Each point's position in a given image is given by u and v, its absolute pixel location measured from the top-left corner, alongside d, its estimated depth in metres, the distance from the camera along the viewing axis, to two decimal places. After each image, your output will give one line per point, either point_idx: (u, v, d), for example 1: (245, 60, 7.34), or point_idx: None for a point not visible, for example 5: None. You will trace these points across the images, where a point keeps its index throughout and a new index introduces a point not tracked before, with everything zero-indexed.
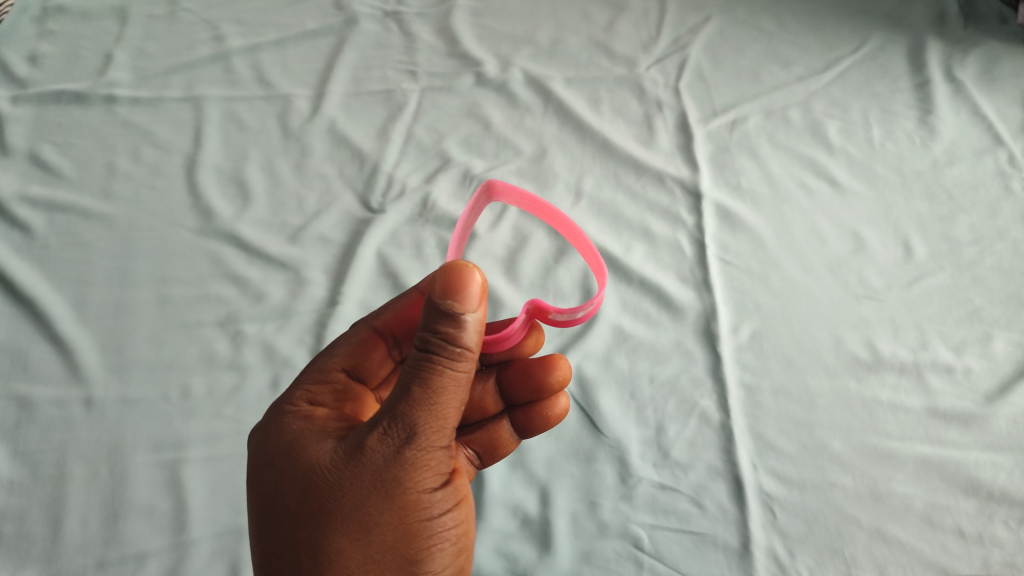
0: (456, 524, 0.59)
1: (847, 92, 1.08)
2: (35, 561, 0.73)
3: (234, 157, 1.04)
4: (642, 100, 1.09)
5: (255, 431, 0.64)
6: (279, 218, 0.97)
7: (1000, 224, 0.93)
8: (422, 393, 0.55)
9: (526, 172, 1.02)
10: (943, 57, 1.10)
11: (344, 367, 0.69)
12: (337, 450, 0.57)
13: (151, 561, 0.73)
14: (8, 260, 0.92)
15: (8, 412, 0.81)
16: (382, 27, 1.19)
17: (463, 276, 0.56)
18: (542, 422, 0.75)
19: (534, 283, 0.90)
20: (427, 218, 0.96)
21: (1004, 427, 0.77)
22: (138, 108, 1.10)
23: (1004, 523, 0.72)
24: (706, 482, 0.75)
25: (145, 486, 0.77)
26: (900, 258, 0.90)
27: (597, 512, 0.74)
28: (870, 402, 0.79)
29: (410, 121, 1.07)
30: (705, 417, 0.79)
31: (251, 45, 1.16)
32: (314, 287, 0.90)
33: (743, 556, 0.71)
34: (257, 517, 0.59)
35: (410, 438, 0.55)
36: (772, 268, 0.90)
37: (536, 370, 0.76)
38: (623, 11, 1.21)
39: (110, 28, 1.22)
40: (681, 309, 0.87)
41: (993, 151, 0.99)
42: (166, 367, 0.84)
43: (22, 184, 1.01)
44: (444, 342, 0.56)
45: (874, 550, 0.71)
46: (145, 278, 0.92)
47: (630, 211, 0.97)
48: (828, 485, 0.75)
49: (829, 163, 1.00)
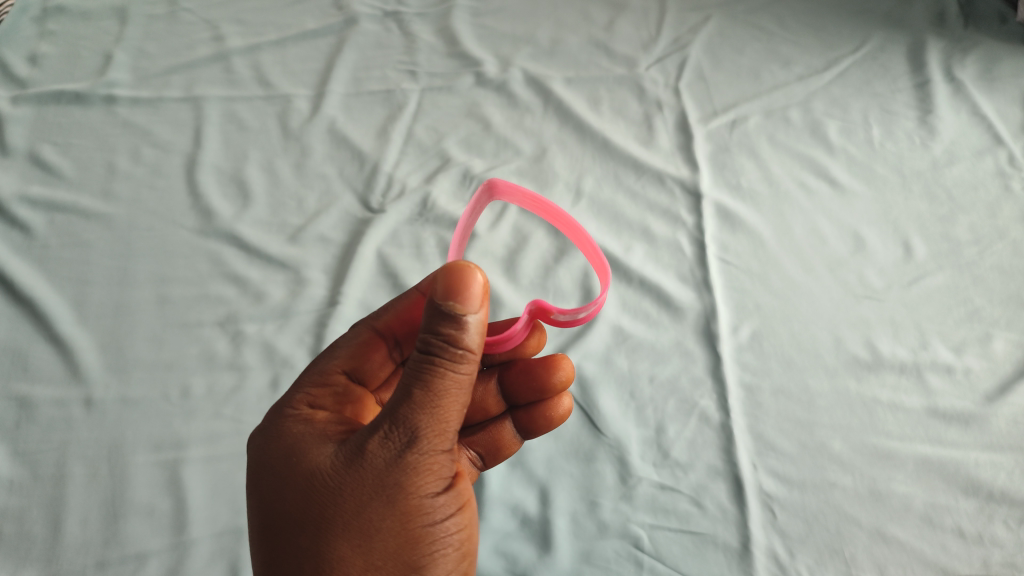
0: (459, 528, 0.59)
1: (847, 92, 1.08)
2: (34, 561, 0.73)
3: (234, 157, 1.04)
4: (642, 99, 1.09)
5: (255, 436, 0.64)
6: (279, 218, 0.97)
7: (1000, 224, 0.92)
8: (423, 396, 0.55)
9: (526, 172, 1.02)
10: (942, 57, 1.10)
11: (344, 369, 0.70)
12: (338, 455, 0.57)
13: (151, 561, 0.73)
14: (8, 259, 0.92)
15: (8, 412, 0.81)
16: (382, 27, 1.19)
17: (465, 277, 0.57)
18: (545, 423, 0.75)
19: (533, 284, 0.90)
20: (426, 217, 0.96)
21: (1004, 427, 0.77)
22: (139, 108, 1.10)
23: (1004, 523, 0.72)
24: (706, 482, 0.75)
25: (145, 486, 0.77)
26: (900, 258, 0.90)
27: (598, 512, 0.74)
28: (870, 402, 0.79)
29: (410, 121, 1.07)
30: (705, 417, 0.79)
31: (251, 45, 1.16)
32: (314, 287, 0.90)
33: (744, 556, 0.71)
34: (257, 523, 0.59)
35: (412, 442, 0.55)
36: (772, 268, 0.90)
37: (539, 370, 0.76)
38: (623, 11, 1.21)
39: (110, 29, 1.21)
40: (681, 309, 0.87)
41: (993, 151, 0.99)
42: (167, 366, 0.84)
43: (22, 184, 1.01)
44: (445, 343, 0.56)
45: (874, 550, 0.72)
46: (144, 278, 0.92)
47: (630, 211, 0.97)
48: (828, 484, 0.75)
49: (828, 163, 1.00)
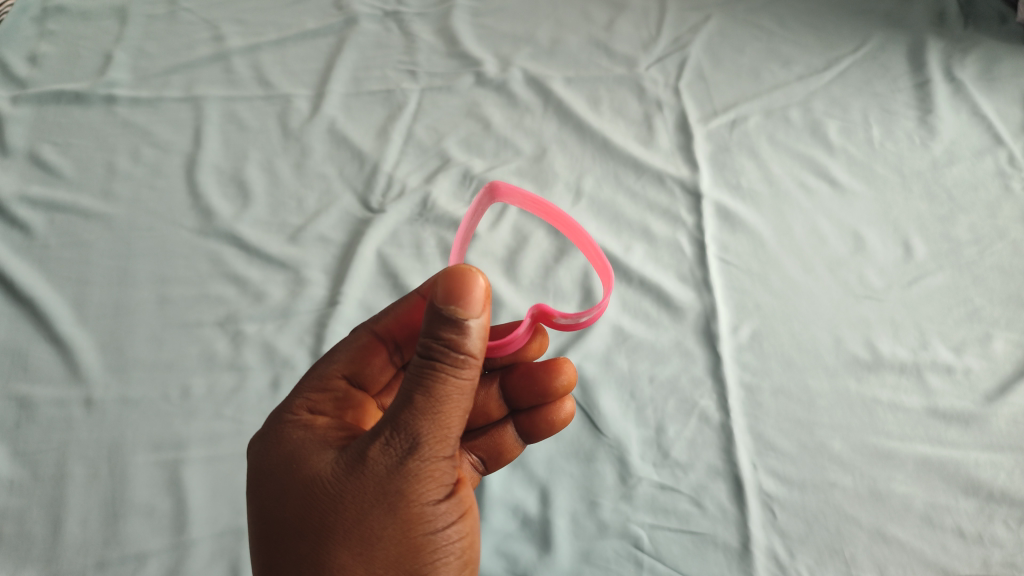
0: (461, 536, 0.59)
1: (847, 91, 1.08)
2: (34, 561, 0.73)
3: (234, 157, 1.04)
4: (642, 99, 1.09)
5: (255, 441, 0.64)
6: (279, 218, 0.97)
7: (1000, 223, 0.92)
8: (425, 402, 0.55)
9: (526, 172, 1.02)
10: (942, 57, 1.10)
11: (344, 374, 0.69)
12: (338, 462, 0.57)
13: (151, 562, 0.73)
14: (8, 259, 0.92)
15: (8, 412, 0.81)
16: (382, 27, 1.19)
17: (466, 280, 0.57)
18: (547, 427, 0.75)
19: (534, 284, 0.90)
20: (426, 217, 0.96)
21: (1004, 427, 0.77)
22: (139, 108, 1.10)
23: (1004, 523, 0.72)
24: (706, 482, 0.75)
25: (145, 486, 0.77)
26: (900, 258, 0.90)
27: (597, 512, 0.74)
28: (870, 402, 0.79)
29: (410, 121, 1.07)
30: (705, 417, 0.79)
31: (251, 45, 1.16)
32: (314, 287, 0.90)
33: (744, 556, 0.71)
34: (257, 530, 0.59)
35: (413, 449, 0.55)
36: (772, 268, 0.90)
37: (541, 374, 0.75)
38: (623, 10, 1.21)
39: (110, 28, 1.21)
40: (681, 309, 0.87)
41: (993, 151, 0.99)
42: (167, 367, 0.84)
43: (22, 184, 1.01)
44: (447, 348, 0.56)
45: (874, 550, 0.72)
46: (144, 278, 0.92)
47: (630, 211, 0.97)
48: (828, 484, 0.75)
49: (828, 162, 1.00)
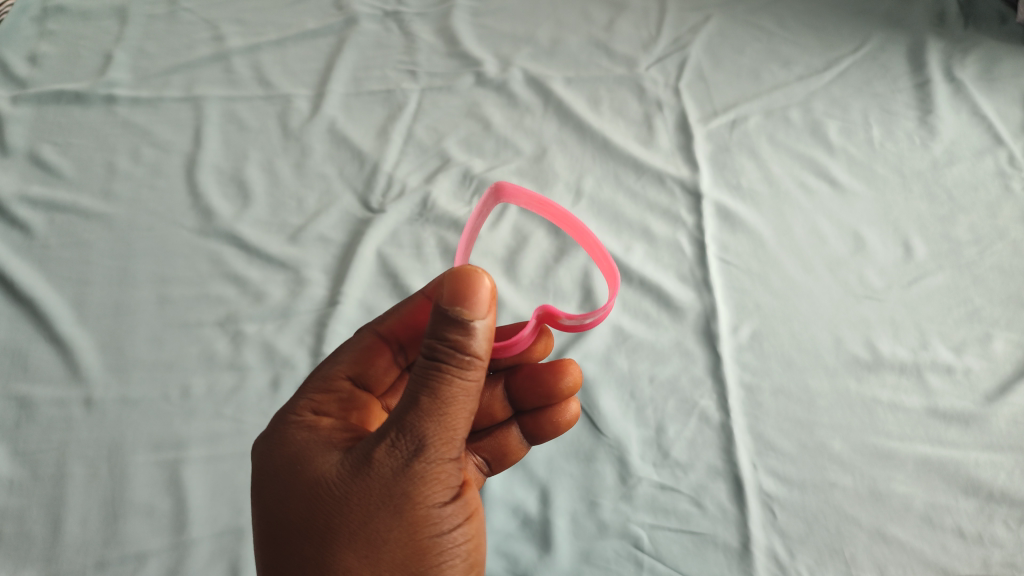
0: (467, 538, 0.59)
1: (847, 92, 1.08)
2: (34, 561, 0.73)
3: (234, 157, 1.04)
4: (642, 99, 1.09)
5: (259, 442, 0.64)
6: (279, 218, 0.97)
7: (1000, 223, 0.92)
8: (430, 403, 0.55)
9: (526, 172, 1.02)
10: (942, 57, 1.10)
11: (349, 375, 0.69)
12: (344, 463, 0.57)
13: (151, 561, 0.73)
14: (8, 259, 0.92)
15: (8, 412, 0.81)
16: (382, 27, 1.19)
17: (472, 282, 0.57)
18: (552, 428, 0.75)
19: (534, 284, 0.90)
20: (426, 217, 0.96)
21: (1004, 427, 0.77)
22: (139, 108, 1.10)
23: (1004, 523, 0.72)
24: (706, 482, 0.75)
25: (145, 486, 0.77)
26: (900, 258, 0.90)
27: (597, 512, 0.74)
28: (870, 402, 0.79)
29: (410, 121, 1.07)
30: (705, 417, 0.79)
31: (251, 45, 1.16)
32: (314, 287, 0.90)
33: (743, 556, 0.71)
34: (262, 532, 0.59)
35: (419, 450, 0.55)
36: (772, 268, 0.90)
37: (546, 375, 0.76)
38: (622, 10, 1.21)
39: (110, 28, 1.21)
40: (681, 309, 0.87)
41: (993, 151, 0.99)
42: (167, 366, 0.84)
43: (22, 184, 1.01)
44: (452, 350, 0.56)
45: (874, 550, 0.72)
46: (144, 278, 0.92)
47: (630, 211, 0.97)
48: (828, 485, 0.75)
49: (828, 162, 1.00)
